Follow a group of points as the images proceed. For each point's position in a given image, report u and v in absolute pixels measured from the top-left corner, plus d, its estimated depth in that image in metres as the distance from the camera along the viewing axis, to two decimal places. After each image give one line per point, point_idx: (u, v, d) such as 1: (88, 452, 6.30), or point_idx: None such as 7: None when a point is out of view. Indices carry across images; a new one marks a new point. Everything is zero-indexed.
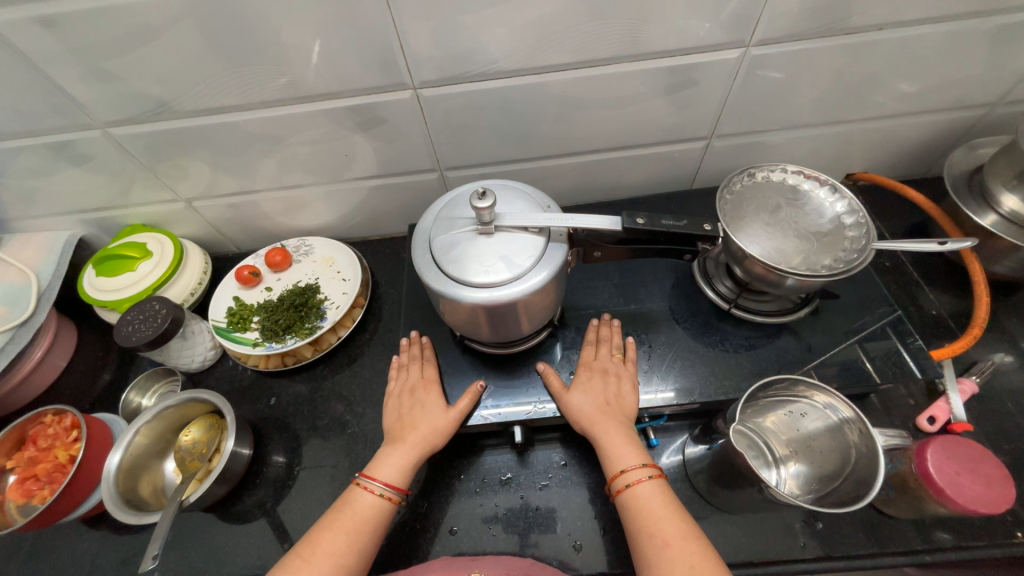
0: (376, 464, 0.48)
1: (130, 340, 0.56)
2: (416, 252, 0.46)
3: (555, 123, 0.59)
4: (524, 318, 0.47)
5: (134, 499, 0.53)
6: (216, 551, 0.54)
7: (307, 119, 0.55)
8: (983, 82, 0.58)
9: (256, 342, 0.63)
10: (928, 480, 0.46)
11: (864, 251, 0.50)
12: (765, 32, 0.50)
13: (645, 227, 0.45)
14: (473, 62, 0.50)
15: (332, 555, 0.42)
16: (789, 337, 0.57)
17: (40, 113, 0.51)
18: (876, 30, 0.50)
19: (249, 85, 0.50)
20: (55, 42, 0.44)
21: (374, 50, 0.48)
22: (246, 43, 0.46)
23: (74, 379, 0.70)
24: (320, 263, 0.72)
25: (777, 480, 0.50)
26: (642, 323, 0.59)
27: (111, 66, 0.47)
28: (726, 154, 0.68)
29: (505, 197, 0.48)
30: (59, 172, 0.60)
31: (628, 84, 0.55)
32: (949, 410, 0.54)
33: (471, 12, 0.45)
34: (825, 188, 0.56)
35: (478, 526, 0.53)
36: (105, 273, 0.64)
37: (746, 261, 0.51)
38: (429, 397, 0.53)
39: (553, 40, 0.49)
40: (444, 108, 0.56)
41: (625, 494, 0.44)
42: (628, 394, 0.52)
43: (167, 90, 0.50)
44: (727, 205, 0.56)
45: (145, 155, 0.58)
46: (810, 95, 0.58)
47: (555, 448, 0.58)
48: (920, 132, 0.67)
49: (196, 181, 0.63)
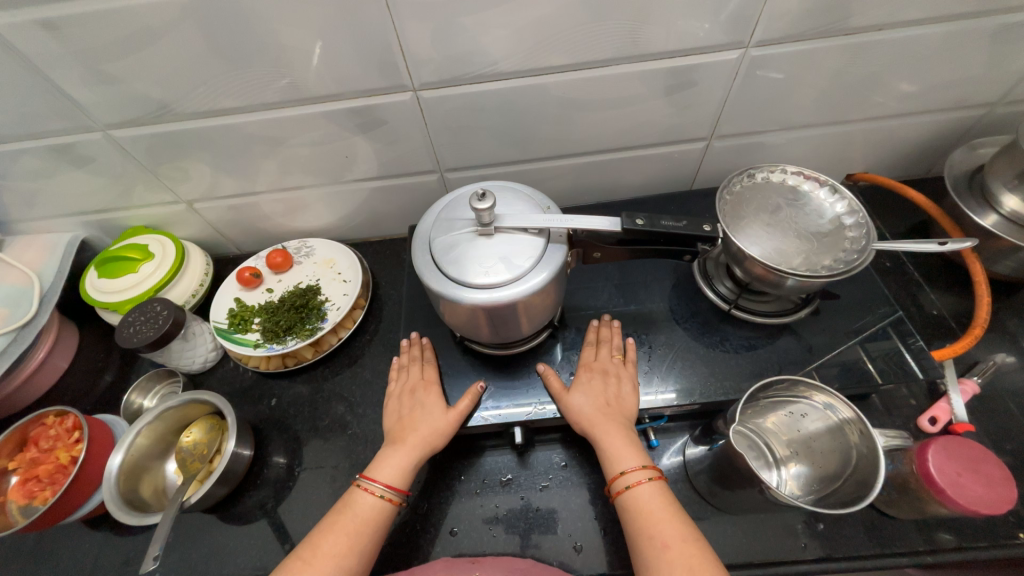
0: (376, 465, 0.48)
1: (132, 341, 0.56)
2: (416, 254, 0.46)
3: (554, 124, 0.59)
4: (525, 318, 0.47)
5: (136, 499, 0.53)
6: (217, 552, 0.54)
7: (308, 120, 0.55)
8: (983, 81, 0.58)
9: (257, 343, 0.63)
10: (928, 480, 0.46)
11: (864, 252, 0.49)
12: (764, 33, 0.50)
13: (645, 227, 0.45)
14: (473, 63, 0.50)
15: (333, 556, 0.42)
16: (790, 337, 0.57)
17: (42, 115, 0.51)
18: (876, 30, 0.50)
19: (249, 87, 0.50)
20: (56, 44, 0.45)
21: (374, 52, 0.48)
22: (246, 45, 0.46)
23: (76, 381, 0.70)
24: (321, 264, 0.72)
25: (777, 481, 0.50)
26: (643, 324, 0.59)
27: (112, 68, 0.47)
28: (726, 154, 0.68)
29: (505, 199, 0.48)
30: (61, 174, 0.60)
31: (628, 85, 0.55)
32: (950, 410, 0.53)
33: (471, 13, 0.45)
34: (825, 188, 0.56)
35: (478, 527, 0.53)
36: (107, 275, 0.65)
37: (746, 261, 0.51)
38: (428, 398, 0.53)
39: (552, 41, 0.49)
40: (444, 109, 0.56)
41: (625, 495, 0.44)
42: (628, 395, 0.51)
43: (168, 93, 0.50)
44: (727, 205, 0.56)
45: (146, 157, 0.59)
46: (810, 95, 0.58)
47: (555, 449, 0.58)
48: (920, 133, 0.66)
49: (197, 182, 0.64)
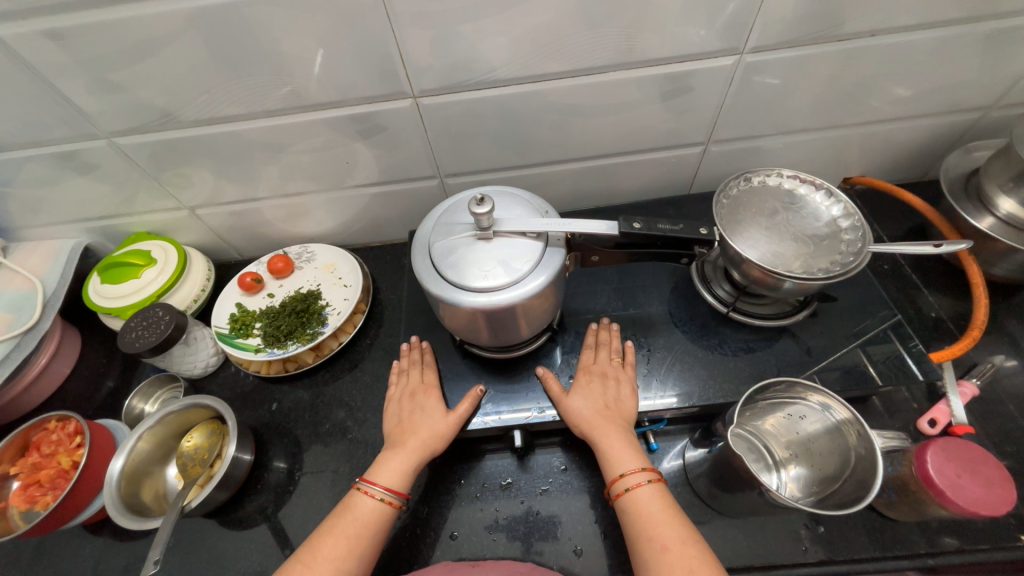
0: (376, 468, 0.48)
1: (134, 346, 0.57)
2: (416, 258, 0.47)
3: (553, 130, 0.60)
4: (524, 322, 0.47)
5: (136, 504, 0.53)
6: (218, 557, 0.54)
7: (309, 127, 0.56)
8: (978, 84, 0.58)
9: (258, 348, 0.64)
10: (928, 482, 0.46)
11: (860, 254, 0.50)
12: (759, 40, 0.50)
13: (642, 231, 0.46)
14: (471, 70, 0.51)
15: (333, 559, 0.42)
16: (789, 340, 0.57)
17: (48, 122, 0.52)
18: (871, 35, 0.51)
19: (251, 94, 0.51)
20: (62, 53, 0.45)
21: (375, 60, 0.49)
22: (248, 54, 0.47)
23: (77, 386, 0.70)
24: (321, 270, 0.73)
25: (777, 484, 0.51)
26: (641, 327, 0.60)
27: (117, 77, 0.48)
28: (724, 159, 0.68)
29: (504, 204, 0.49)
30: (65, 181, 0.61)
31: (626, 90, 0.55)
32: (949, 412, 0.53)
33: (469, 21, 0.46)
34: (821, 191, 0.57)
35: (478, 532, 0.53)
36: (110, 280, 0.65)
37: (744, 265, 0.52)
38: (428, 401, 0.53)
39: (550, 49, 0.49)
40: (443, 116, 0.57)
41: (624, 498, 0.44)
42: (627, 398, 0.51)
43: (172, 101, 0.51)
44: (724, 208, 0.57)
45: (149, 164, 0.59)
46: (806, 100, 0.59)
47: (555, 453, 0.58)
48: (915, 136, 0.67)
49: (199, 189, 0.64)
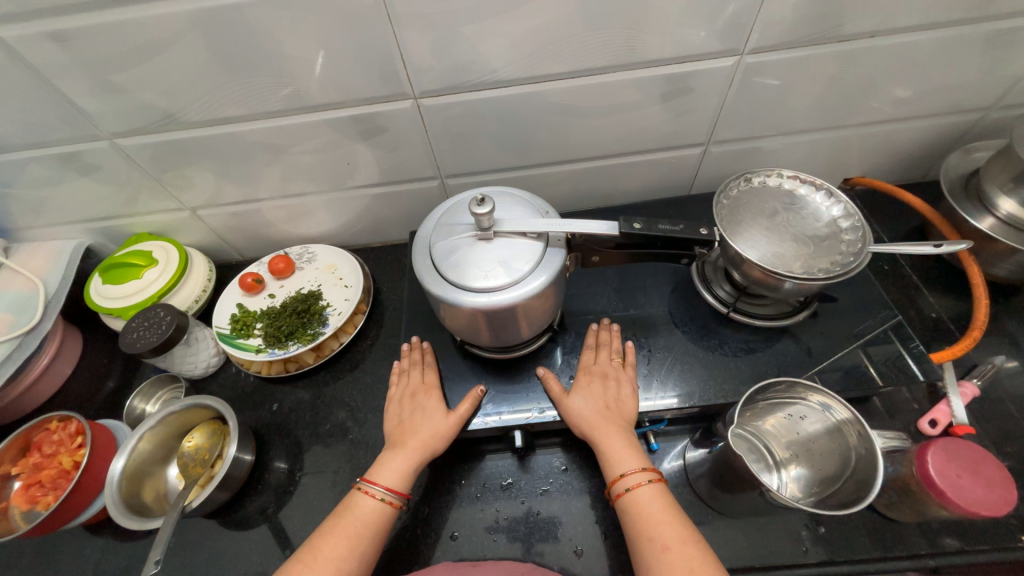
0: (377, 468, 0.48)
1: (135, 347, 0.57)
2: (417, 258, 0.47)
3: (553, 131, 0.60)
4: (524, 322, 0.47)
5: (137, 504, 0.53)
6: (218, 557, 0.54)
7: (310, 128, 0.56)
8: (978, 85, 0.58)
9: (259, 348, 0.64)
10: (928, 483, 0.46)
11: (860, 255, 0.50)
12: (759, 41, 0.51)
13: (642, 232, 0.46)
14: (471, 72, 0.51)
15: (334, 559, 0.42)
16: (789, 341, 0.57)
17: (50, 124, 0.52)
18: (870, 36, 0.51)
19: (253, 95, 0.51)
20: (64, 55, 0.46)
21: (376, 61, 0.49)
22: (250, 56, 0.47)
23: (78, 386, 0.70)
24: (322, 270, 0.73)
25: (778, 484, 0.51)
26: (641, 328, 0.60)
27: (119, 78, 0.48)
28: (724, 160, 0.69)
29: (504, 204, 0.49)
30: (67, 182, 0.61)
31: (626, 91, 0.55)
32: (951, 412, 0.53)
33: (470, 23, 0.46)
34: (821, 192, 0.57)
35: (479, 532, 0.53)
36: (111, 281, 0.65)
37: (744, 265, 0.52)
38: (429, 402, 0.53)
39: (550, 50, 0.50)
40: (444, 117, 0.57)
41: (625, 498, 0.44)
42: (628, 398, 0.52)
43: (173, 102, 0.51)
44: (724, 209, 0.57)
45: (151, 165, 0.60)
46: (806, 101, 0.59)
47: (555, 453, 0.58)
48: (915, 136, 0.67)
49: (201, 190, 0.65)
